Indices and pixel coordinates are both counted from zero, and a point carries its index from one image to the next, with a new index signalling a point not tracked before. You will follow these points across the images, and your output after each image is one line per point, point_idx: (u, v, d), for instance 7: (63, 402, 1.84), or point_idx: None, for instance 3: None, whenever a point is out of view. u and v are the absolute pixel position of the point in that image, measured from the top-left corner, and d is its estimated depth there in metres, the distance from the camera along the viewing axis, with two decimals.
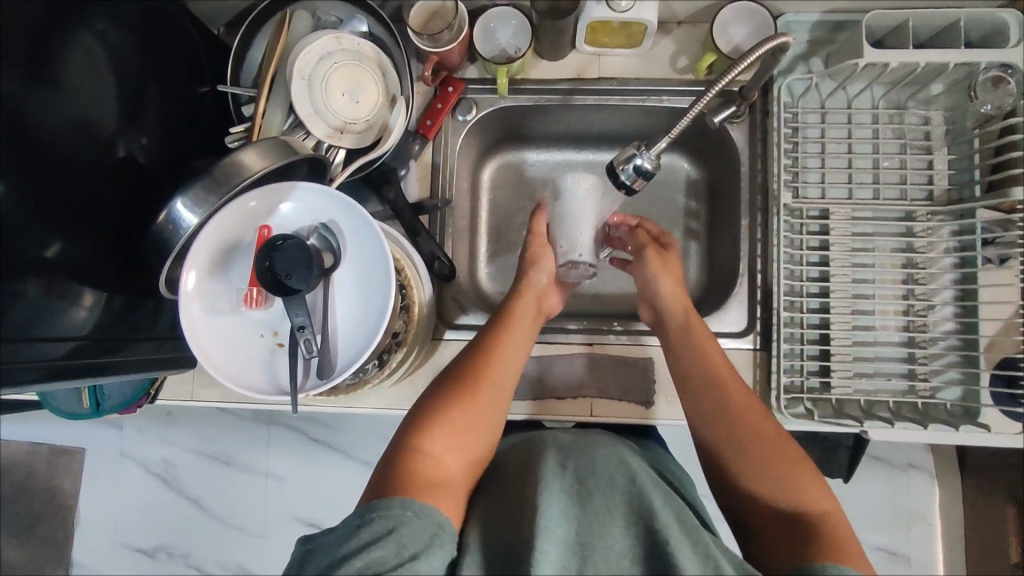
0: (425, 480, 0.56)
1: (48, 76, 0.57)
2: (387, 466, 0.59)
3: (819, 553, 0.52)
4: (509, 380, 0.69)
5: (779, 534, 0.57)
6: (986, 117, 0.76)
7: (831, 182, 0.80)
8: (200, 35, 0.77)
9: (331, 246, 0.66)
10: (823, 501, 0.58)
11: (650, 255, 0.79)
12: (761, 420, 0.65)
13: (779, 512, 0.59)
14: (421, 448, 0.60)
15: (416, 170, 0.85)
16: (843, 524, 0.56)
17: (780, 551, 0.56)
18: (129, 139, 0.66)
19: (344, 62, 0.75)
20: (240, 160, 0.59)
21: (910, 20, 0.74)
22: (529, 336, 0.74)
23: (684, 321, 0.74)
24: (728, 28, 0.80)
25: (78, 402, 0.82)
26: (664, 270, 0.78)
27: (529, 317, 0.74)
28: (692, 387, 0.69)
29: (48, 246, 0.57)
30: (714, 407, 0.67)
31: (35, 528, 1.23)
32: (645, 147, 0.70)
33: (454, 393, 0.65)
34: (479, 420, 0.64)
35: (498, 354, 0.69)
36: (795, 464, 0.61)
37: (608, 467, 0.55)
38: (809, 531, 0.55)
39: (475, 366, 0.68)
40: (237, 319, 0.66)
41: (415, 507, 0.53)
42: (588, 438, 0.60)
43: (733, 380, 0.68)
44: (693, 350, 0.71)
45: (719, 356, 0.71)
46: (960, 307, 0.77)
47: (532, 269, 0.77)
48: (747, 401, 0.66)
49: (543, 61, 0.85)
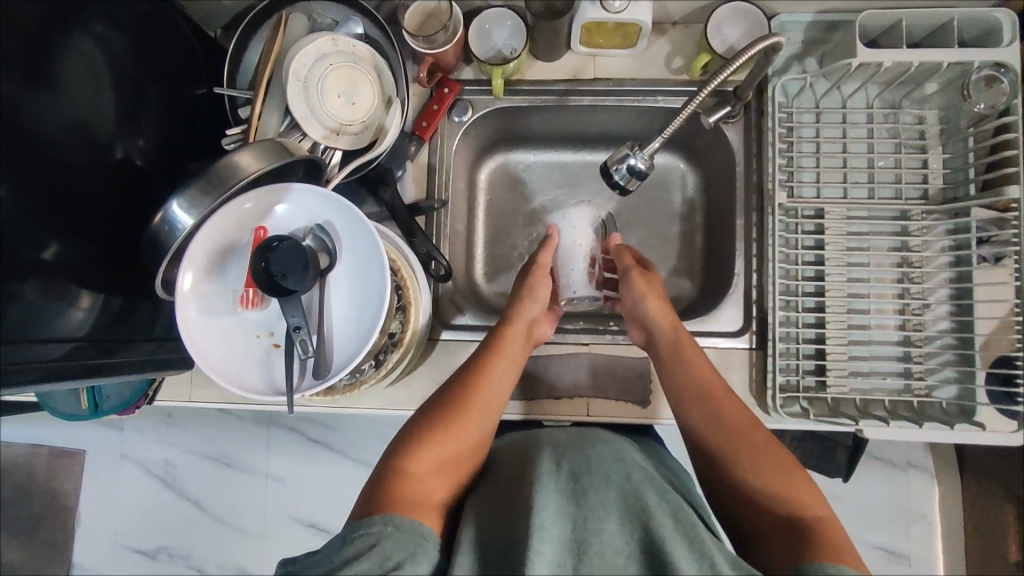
0: (410, 499, 0.56)
1: (44, 79, 0.58)
2: (374, 486, 0.59)
3: (819, 553, 0.52)
4: (497, 403, 0.69)
5: (777, 532, 0.58)
6: (980, 116, 0.76)
7: (826, 182, 0.81)
8: (196, 37, 0.77)
9: (326, 247, 0.67)
10: (818, 506, 0.59)
11: (635, 275, 0.79)
12: (752, 428, 0.67)
13: (775, 510, 0.59)
14: (409, 468, 0.60)
15: (413, 171, 0.85)
16: (838, 528, 0.57)
17: (779, 550, 0.56)
18: (126, 141, 0.66)
19: (340, 64, 0.75)
20: (236, 161, 0.59)
21: (904, 19, 0.74)
22: (518, 360, 0.74)
23: (672, 344, 0.74)
24: (722, 29, 0.80)
25: (77, 403, 0.82)
26: (651, 292, 0.77)
27: (518, 340, 0.75)
28: (683, 405, 0.70)
29: (46, 248, 0.58)
30: (706, 429, 0.67)
31: (36, 530, 1.24)
32: (639, 147, 0.70)
33: (442, 417, 0.65)
34: (467, 443, 0.64)
35: (487, 377, 0.70)
36: (789, 471, 0.62)
37: (603, 465, 0.55)
38: (807, 531, 0.56)
39: (463, 390, 0.68)
40: (233, 320, 0.66)
41: (396, 521, 0.53)
42: (583, 436, 0.60)
43: (725, 400, 0.69)
44: (683, 370, 0.72)
45: (712, 377, 0.71)
46: (955, 306, 0.77)
47: (527, 298, 0.78)
48: (735, 423, 0.67)
49: (539, 62, 0.86)
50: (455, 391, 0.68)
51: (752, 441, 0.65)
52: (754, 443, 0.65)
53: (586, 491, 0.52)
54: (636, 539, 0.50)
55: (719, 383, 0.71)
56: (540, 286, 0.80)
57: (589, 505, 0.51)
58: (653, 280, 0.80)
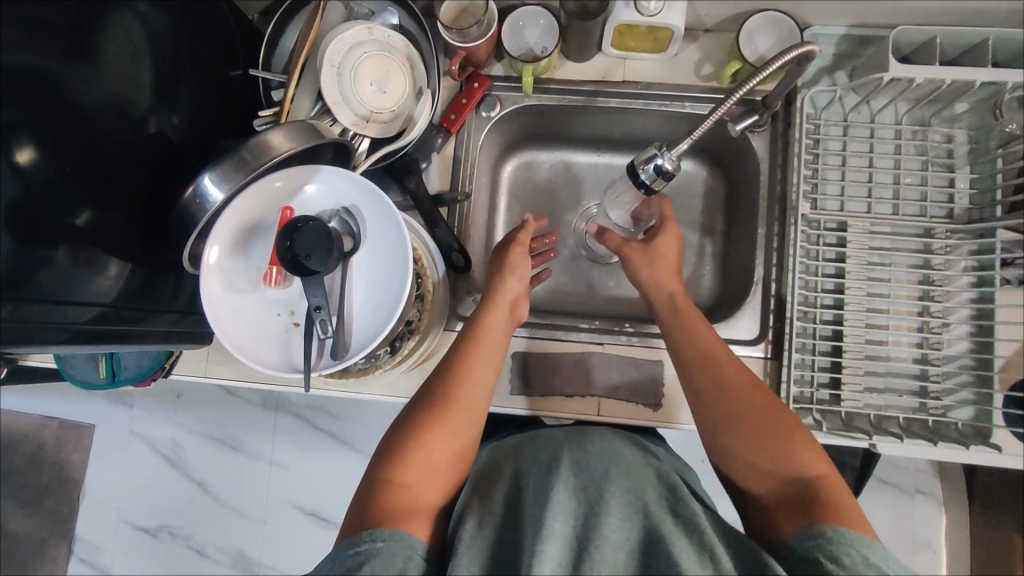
0: (399, 511, 0.56)
1: (87, 53, 0.59)
2: (363, 498, 0.58)
3: (827, 516, 0.53)
4: (480, 399, 0.68)
5: (781, 502, 0.58)
6: (1010, 137, 0.75)
7: (851, 196, 0.81)
8: (237, 20, 0.79)
9: (351, 231, 0.68)
10: (817, 463, 0.59)
11: (632, 251, 0.79)
12: (752, 390, 0.65)
13: (784, 489, 0.58)
14: (394, 478, 0.59)
15: (439, 163, 0.86)
16: (839, 487, 0.58)
17: (789, 516, 0.56)
18: (161, 117, 0.67)
19: (374, 53, 0.76)
20: (267, 140, 0.60)
21: (937, 37, 0.73)
22: (499, 346, 0.72)
23: (671, 309, 0.74)
24: (755, 37, 0.80)
25: (96, 372, 0.84)
26: (645, 261, 0.78)
27: (498, 326, 0.73)
28: (684, 361, 0.69)
29: (79, 214, 0.59)
30: (707, 394, 0.66)
31: (41, 501, 1.25)
32: (668, 147, 0.70)
33: (424, 416, 0.64)
34: (451, 441, 0.63)
35: (467, 372, 0.68)
36: (787, 431, 0.61)
37: (602, 462, 0.56)
38: (810, 490, 0.57)
39: (447, 386, 0.67)
40: (256, 297, 0.67)
41: (384, 536, 0.53)
42: (579, 433, 0.61)
43: (723, 366, 0.67)
44: (685, 334, 0.71)
45: (715, 343, 0.70)
46: (975, 326, 0.77)
47: (506, 274, 0.76)
48: (736, 388, 0.65)
49: (570, 62, 0.86)
50: (437, 389, 0.67)
51: (752, 409, 0.64)
52: (749, 407, 0.64)
53: (590, 488, 0.53)
54: (637, 534, 0.51)
55: (723, 347, 0.69)
56: (521, 262, 0.78)
57: (591, 499, 0.52)
58: (659, 243, 0.78)
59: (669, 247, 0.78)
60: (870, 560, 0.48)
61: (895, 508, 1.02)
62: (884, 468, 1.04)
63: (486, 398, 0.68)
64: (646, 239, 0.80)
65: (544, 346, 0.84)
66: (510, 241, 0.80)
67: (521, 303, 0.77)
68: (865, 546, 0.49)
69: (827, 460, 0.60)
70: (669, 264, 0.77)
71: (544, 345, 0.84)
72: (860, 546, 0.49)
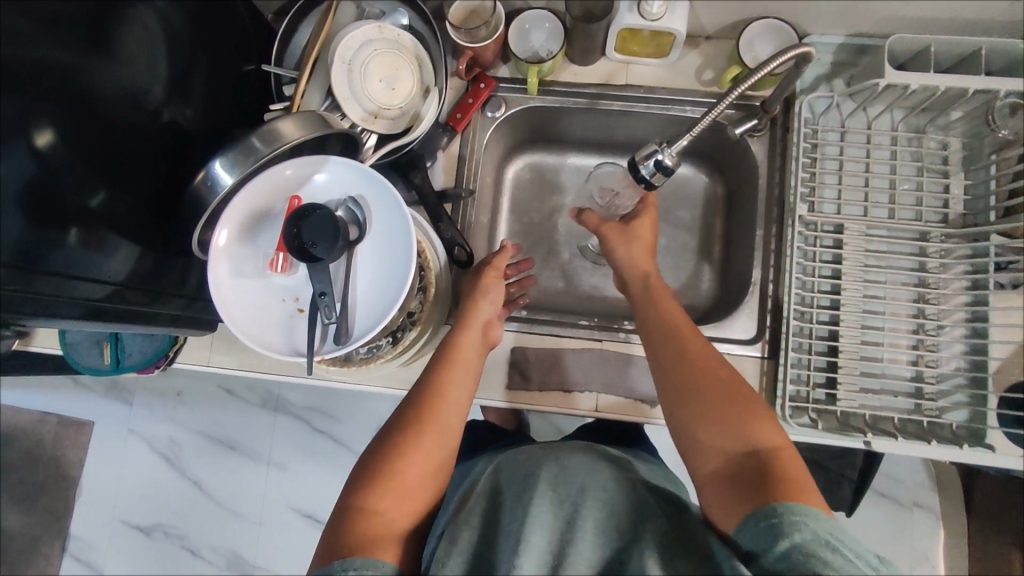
0: (372, 538, 0.55)
1: (106, 42, 0.61)
2: (337, 526, 0.57)
3: (778, 492, 0.53)
4: (456, 420, 0.67)
5: (733, 476, 0.57)
6: (1003, 142, 0.77)
7: (847, 200, 0.82)
8: (251, 19, 0.81)
9: (357, 220, 0.69)
10: (774, 438, 0.59)
11: (615, 233, 0.80)
12: (716, 366, 0.65)
13: (738, 464, 0.58)
14: (368, 504, 0.58)
15: (443, 160, 0.88)
16: (790, 459, 0.57)
17: (739, 492, 0.55)
18: (175, 108, 0.69)
19: (383, 50, 0.78)
20: (279, 127, 0.62)
21: (932, 45, 0.75)
22: (473, 372, 0.72)
23: (643, 286, 0.76)
24: (754, 45, 0.82)
25: (100, 358, 0.85)
26: (623, 241, 0.79)
27: (472, 348, 0.73)
28: (653, 341, 0.69)
29: (94, 196, 0.60)
30: (670, 366, 0.66)
31: (38, 496, 1.25)
32: (667, 144, 0.72)
33: (397, 442, 0.63)
34: (423, 464, 0.62)
35: (443, 393, 0.67)
36: (748, 407, 0.61)
37: (579, 476, 0.52)
38: (762, 466, 0.56)
39: (418, 409, 0.66)
40: (262, 283, 0.68)
41: (357, 563, 0.51)
42: (557, 447, 0.57)
43: (691, 339, 0.68)
44: (655, 313, 0.72)
45: (684, 321, 0.70)
46: (971, 329, 0.78)
47: (480, 299, 0.77)
48: (700, 362, 0.66)
49: (573, 66, 0.89)
50: (413, 410, 0.66)
51: (716, 380, 0.64)
52: (712, 379, 0.64)
53: (565, 506, 0.49)
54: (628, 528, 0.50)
55: (692, 326, 0.70)
56: (493, 288, 0.79)
57: (568, 517, 0.49)
58: (636, 225, 0.80)
59: (643, 226, 0.80)
60: (818, 533, 0.48)
61: (891, 520, 1.03)
62: (883, 479, 1.04)
63: (462, 422, 0.67)
64: (624, 221, 0.81)
65: (542, 342, 0.84)
66: (487, 263, 0.81)
67: (493, 326, 0.77)
68: (815, 520, 0.49)
69: (783, 438, 0.60)
70: (645, 245, 0.79)
71: (541, 342, 0.85)
72: (811, 522, 0.49)
